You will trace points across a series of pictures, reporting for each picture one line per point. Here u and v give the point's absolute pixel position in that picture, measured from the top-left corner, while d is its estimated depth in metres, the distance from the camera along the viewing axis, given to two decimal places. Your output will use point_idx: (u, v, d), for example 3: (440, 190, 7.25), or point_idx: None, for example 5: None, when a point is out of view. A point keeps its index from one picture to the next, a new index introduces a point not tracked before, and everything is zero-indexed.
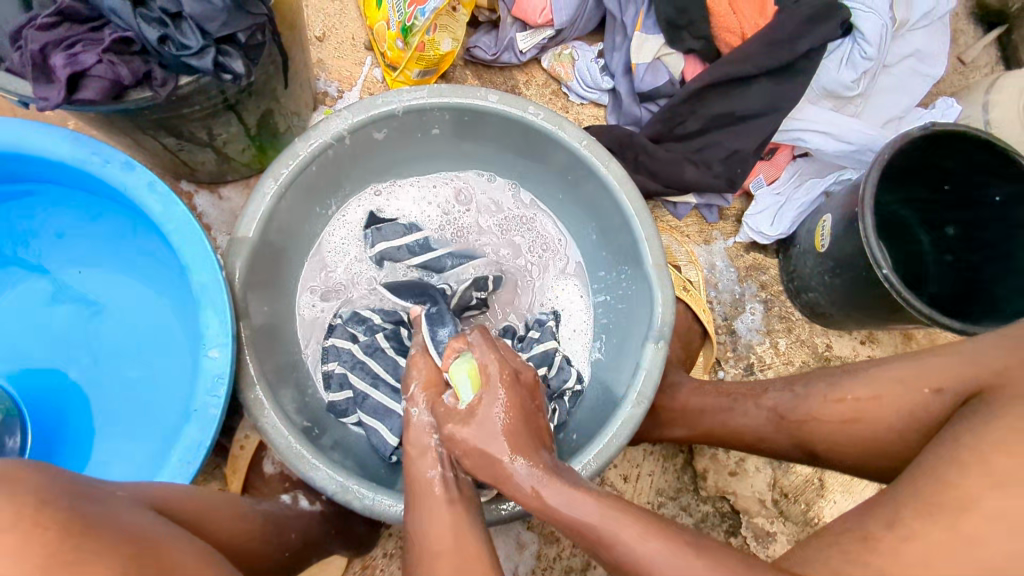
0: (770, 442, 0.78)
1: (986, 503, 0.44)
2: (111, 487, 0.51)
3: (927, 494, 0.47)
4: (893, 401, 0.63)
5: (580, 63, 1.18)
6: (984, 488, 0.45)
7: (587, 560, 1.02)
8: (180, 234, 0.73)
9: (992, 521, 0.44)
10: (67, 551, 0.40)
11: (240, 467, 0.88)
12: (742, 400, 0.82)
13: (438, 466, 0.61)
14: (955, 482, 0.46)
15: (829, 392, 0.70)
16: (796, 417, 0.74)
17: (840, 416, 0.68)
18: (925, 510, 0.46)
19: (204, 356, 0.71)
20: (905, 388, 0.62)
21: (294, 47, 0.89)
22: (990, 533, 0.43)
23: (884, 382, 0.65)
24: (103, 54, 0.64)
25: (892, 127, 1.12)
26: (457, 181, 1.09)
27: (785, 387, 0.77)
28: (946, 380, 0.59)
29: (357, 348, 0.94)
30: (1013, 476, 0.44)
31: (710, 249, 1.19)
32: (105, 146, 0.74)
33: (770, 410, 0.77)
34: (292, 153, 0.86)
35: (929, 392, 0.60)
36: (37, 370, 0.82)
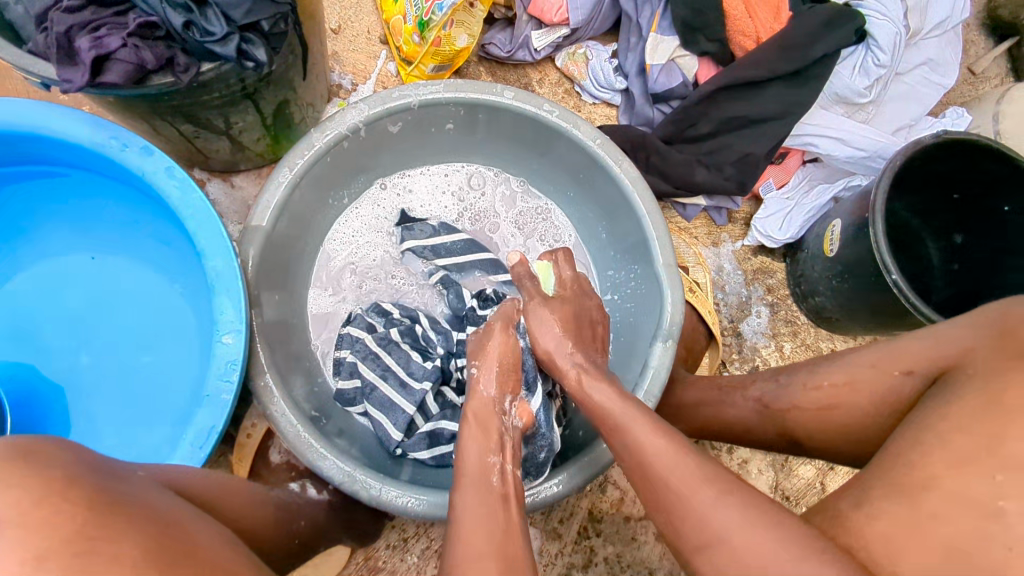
0: (757, 432, 0.79)
1: (947, 483, 0.45)
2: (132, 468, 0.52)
3: (893, 476, 0.48)
4: (867, 385, 0.64)
5: (594, 63, 1.18)
6: (947, 471, 0.45)
7: (589, 557, 1.02)
8: (197, 220, 0.73)
9: (954, 499, 0.44)
10: (91, 527, 0.40)
11: (246, 455, 0.89)
12: (731, 392, 0.82)
13: (501, 454, 0.61)
14: (916, 464, 0.47)
15: (809, 380, 0.71)
16: (780, 405, 0.74)
17: (817, 402, 0.69)
18: (892, 491, 0.47)
19: (217, 343, 0.72)
20: (875, 372, 0.63)
21: (313, 38, 0.89)
22: (946, 508, 0.44)
23: (858, 366, 0.65)
24: (127, 37, 0.64)
25: (902, 135, 1.13)
26: (466, 171, 1.10)
27: (771, 377, 0.77)
28: (916, 362, 0.60)
29: (370, 339, 0.94)
30: (971, 456, 0.45)
31: (717, 251, 1.19)
32: (123, 130, 0.75)
33: (756, 400, 0.77)
34: (308, 144, 0.86)
35: (900, 374, 0.61)
36: (47, 351, 0.83)
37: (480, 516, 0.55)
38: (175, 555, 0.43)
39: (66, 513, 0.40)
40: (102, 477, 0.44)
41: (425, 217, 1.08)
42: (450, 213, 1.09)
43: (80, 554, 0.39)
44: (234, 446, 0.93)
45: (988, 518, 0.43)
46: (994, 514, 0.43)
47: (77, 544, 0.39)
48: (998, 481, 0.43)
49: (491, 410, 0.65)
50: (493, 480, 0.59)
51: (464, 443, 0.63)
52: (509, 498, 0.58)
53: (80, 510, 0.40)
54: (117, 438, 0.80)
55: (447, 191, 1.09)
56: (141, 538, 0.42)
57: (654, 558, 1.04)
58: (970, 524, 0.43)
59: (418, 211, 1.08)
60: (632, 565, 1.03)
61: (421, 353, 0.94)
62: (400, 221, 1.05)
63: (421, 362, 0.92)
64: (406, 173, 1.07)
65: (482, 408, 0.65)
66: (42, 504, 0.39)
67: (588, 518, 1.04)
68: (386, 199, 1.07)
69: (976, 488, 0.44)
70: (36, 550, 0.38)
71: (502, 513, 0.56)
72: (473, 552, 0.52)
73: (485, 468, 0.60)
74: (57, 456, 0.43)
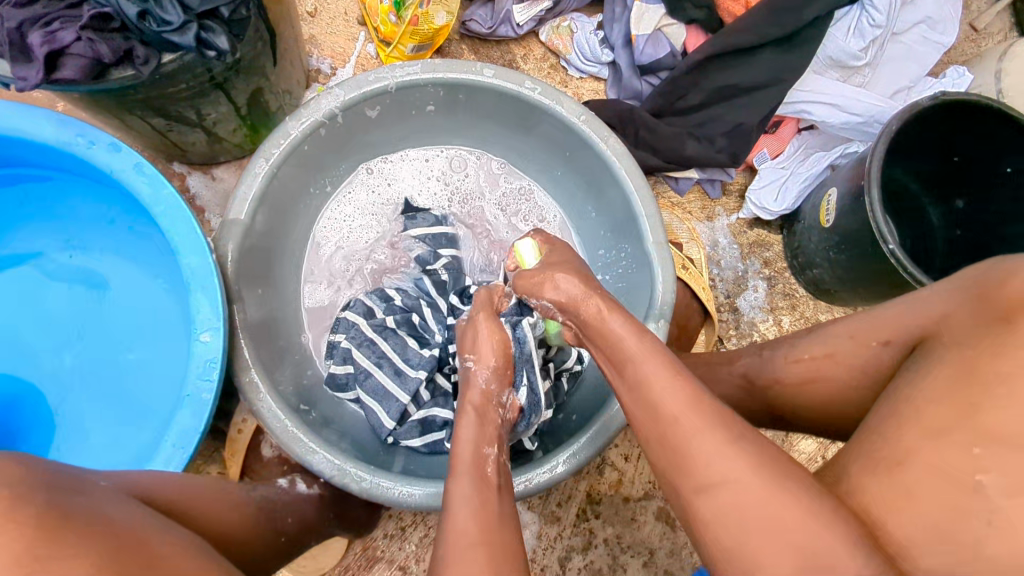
0: (744, 409, 0.77)
1: (922, 456, 0.44)
2: (95, 477, 0.51)
3: (868, 450, 0.46)
4: (846, 356, 0.62)
5: (579, 36, 1.14)
6: (922, 444, 0.44)
7: (588, 539, 1.02)
8: (169, 217, 0.72)
9: (932, 470, 0.43)
10: (41, 545, 0.39)
11: (238, 451, 0.88)
12: (717, 367, 0.80)
13: (495, 445, 0.62)
14: (888, 435, 0.46)
15: (789, 353, 0.69)
16: (763, 380, 0.72)
17: (797, 377, 0.67)
18: (878, 472, 0.45)
19: (195, 341, 0.70)
20: (855, 343, 0.61)
21: (283, 23, 0.86)
22: (924, 483, 0.43)
23: (836, 339, 0.63)
24: (81, 30, 0.62)
25: (901, 98, 1.10)
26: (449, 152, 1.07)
27: (755, 351, 0.75)
28: (895, 332, 0.57)
29: (366, 325, 0.93)
30: (947, 424, 0.44)
31: (712, 226, 1.17)
32: (89, 128, 0.73)
33: (741, 376, 0.76)
34: (283, 133, 0.84)
35: (879, 345, 0.58)
36: (30, 354, 0.82)
37: (468, 503, 0.55)
38: (131, 565, 0.42)
39: (18, 532, 0.39)
40: (64, 492, 0.44)
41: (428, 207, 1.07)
42: (439, 199, 1.07)
43: (31, 573, 0.38)
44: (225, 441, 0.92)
45: (970, 492, 0.41)
46: (972, 488, 0.41)
47: (25, 565, 0.38)
48: (976, 454, 0.42)
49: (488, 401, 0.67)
50: (487, 470, 0.59)
51: (459, 430, 0.63)
52: (501, 490, 0.58)
53: (27, 529, 0.39)
54: (104, 439, 0.80)
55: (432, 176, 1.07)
56: (97, 557, 0.41)
57: (654, 538, 1.03)
58: (940, 495, 0.42)
59: (421, 200, 1.07)
60: (632, 546, 1.02)
61: (418, 339, 0.93)
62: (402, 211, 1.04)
63: (418, 349, 0.91)
64: (389, 159, 1.05)
65: (479, 401, 0.67)
66: None
67: (586, 500, 1.03)
68: (369, 186, 1.05)
69: (950, 460, 0.43)
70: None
71: (494, 504, 0.56)
72: (453, 550, 0.51)
73: (480, 458, 0.60)
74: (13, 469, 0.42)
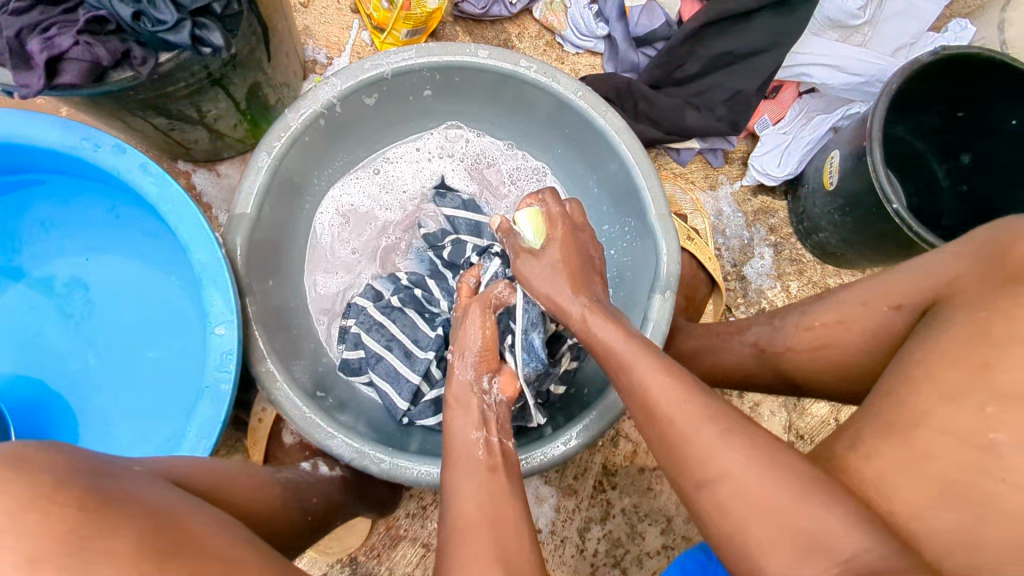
0: (755, 375, 0.78)
1: (938, 417, 0.45)
2: (128, 463, 0.52)
3: (883, 417, 0.47)
4: (858, 322, 0.62)
5: (573, 11, 1.13)
6: (935, 404, 0.45)
7: (606, 510, 1.03)
8: (176, 214, 0.73)
9: (948, 435, 0.44)
10: (81, 527, 0.41)
11: (260, 438, 0.91)
12: (727, 337, 0.81)
13: (483, 428, 0.63)
14: (903, 399, 0.47)
15: (801, 321, 0.69)
16: (775, 349, 0.72)
17: (808, 345, 0.68)
18: (890, 430, 0.46)
19: (210, 334, 0.72)
20: (868, 308, 0.61)
21: (275, 15, 0.86)
22: (938, 445, 0.44)
23: (846, 305, 0.63)
24: (78, 35, 0.62)
25: (902, 55, 1.08)
26: (445, 133, 1.06)
27: (767, 320, 0.75)
28: (906, 296, 0.57)
29: (373, 309, 0.94)
30: (962, 388, 0.45)
31: (716, 195, 1.16)
32: (95, 131, 0.74)
33: (752, 344, 0.76)
34: (283, 126, 0.85)
35: (890, 310, 0.58)
36: (53, 355, 0.84)
37: (465, 486, 0.57)
38: (167, 541, 0.44)
39: (59, 516, 0.41)
40: (96, 477, 0.45)
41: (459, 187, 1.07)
42: (456, 177, 1.07)
43: (74, 554, 0.40)
44: (247, 431, 0.95)
45: (977, 448, 0.43)
46: (984, 447, 0.43)
47: (67, 546, 0.40)
48: (989, 413, 0.43)
49: (470, 391, 0.67)
50: (477, 453, 0.61)
51: (450, 422, 0.65)
52: (492, 469, 0.59)
53: (70, 511, 0.41)
54: (131, 434, 0.82)
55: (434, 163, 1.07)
56: (136, 537, 0.42)
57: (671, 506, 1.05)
58: (959, 457, 0.43)
59: (455, 180, 1.07)
60: (649, 514, 1.04)
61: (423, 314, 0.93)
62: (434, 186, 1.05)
63: (426, 329, 0.92)
64: (392, 153, 1.06)
65: (461, 391, 0.67)
66: (34, 503, 0.40)
67: (602, 472, 1.05)
68: (373, 180, 1.05)
69: (967, 422, 0.44)
70: (29, 552, 0.39)
71: (487, 486, 0.57)
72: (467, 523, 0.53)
73: (469, 444, 0.62)
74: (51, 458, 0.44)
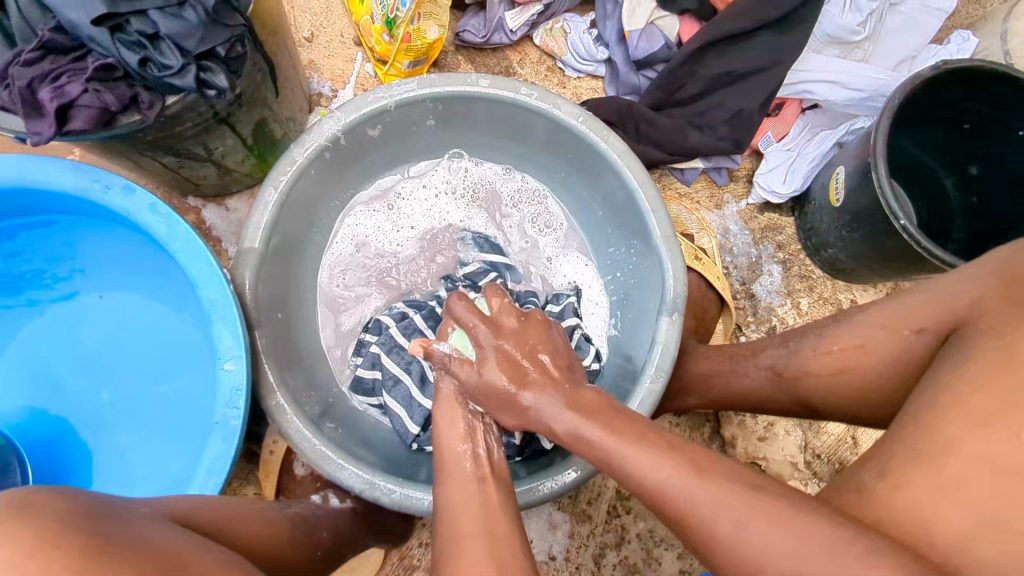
0: (767, 399, 0.77)
1: (970, 446, 0.43)
2: (135, 505, 0.53)
3: (908, 440, 0.46)
4: (879, 347, 0.62)
5: (573, 36, 1.15)
6: (953, 432, 0.44)
7: (621, 535, 1.02)
8: (186, 252, 0.74)
9: (969, 461, 0.43)
10: (88, 573, 0.41)
11: (272, 470, 0.91)
12: (743, 360, 0.80)
13: (470, 440, 0.61)
14: (930, 426, 0.45)
15: (818, 345, 0.68)
16: (793, 373, 0.72)
17: (834, 366, 0.66)
18: (901, 453, 0.45)
19: (220, 369, 0.73)
20: (889, 332, 0.61)
21: (279, 53, 0.88)
22: (972, 474, 0.42)
23: (869, 329, 0.63)
24: (87, 82, 0.64)
25: (904, 70, 1.08)
26: (440, 162, 1.07)
27: (783, 344, 0.75)
28: (926, 319, 0.57)
29: (396, 331, 0.94)
30: (991, 412, 0.43)
31: (722, 214, 1.16)
32: (104, 173, 0.76)
33: (770, 368, 0.75)
34: (289, 160, 0.86)
35: (911, 333, 0.59)
36: (69, 394, 0.85)
37: (464, 507, 0.57)
38: None
39: (60, 563, 0.41)
40: (100, 520, 0.45)
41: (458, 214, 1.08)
42: (454, 204, 1.08)
43: None
44: (258, 462, 0.96)
45: (1014, 477, 0.41)
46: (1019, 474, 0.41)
47: None
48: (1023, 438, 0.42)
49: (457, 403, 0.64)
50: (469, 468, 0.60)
51: (436, 436, 0.63)
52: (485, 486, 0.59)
53: (73, 559, 0.41)
54: (144, 470, 0.83)
55: (441, 201, 1.07)
56: None
57: None
58: (986, 485, 0.42)
59: (457, 206, 1.08)
60: (665, 539, 1.03)
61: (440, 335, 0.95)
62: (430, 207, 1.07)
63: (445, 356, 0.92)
64: (402, 188, 1.06)
65: (447, 402, 0.64)
66: (33, 553, 0.40)
67: (615, 497, 1.03)
68: (381, 215, 1.06)
69: (988, 448, 0.42)
70: None
71: (491, 516, 0.57)
72: (475, 556, 0.52)
73: (456, 459, 0.60)
74: (58, 504, 0.44)
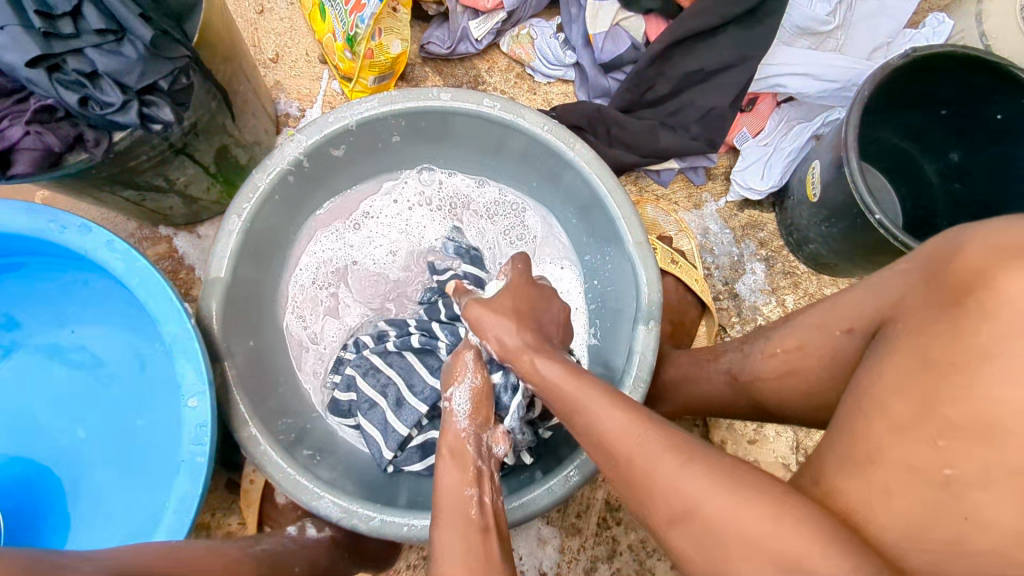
0: (740, 407, 0.75)
1: (892, 453, 0.43)
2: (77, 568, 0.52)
3: (839, 449, 0.46)
4: (815, 349, 0.61)
5: (540, 42, 1.12)
6: (891, 442, 0.43)
7: (612, 547, 1.01)
8: (145, 288, 0.74)
9: (907, 470, 0.42)
10: None
11: (254, 500, 0.90)
12: (704, 365, 0.79)
13: (476, 485, 0.60)
14: (862, 434, 0.45)
15: (763, 348, 0.68)
16: (745, 377, 0.71)
17: (778, 369, 0.66)
18: (843, 465, 0.45)
19: (184, 407, 0.72)
20: (820, 333, 0.60)
21: (236, 79, 0.87)
22: (897, 481, 0.42)
23: (805, 331, 0.62)
24: (28, 125, 0.64)
25: (880, 56, 1.06)
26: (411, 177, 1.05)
27: (738, 347, 0.74)
28: (854, 320, 0.56)
29: (372, 354, 0.93)
30: (912, 419, 0.43)
31: (701, 213, 1.14)
32: (60, 212, 0.75)
33: (727, 372, 0.74)
34: (252, 187, 0.84)
35: (841, 334, 0.58)
36: (44, 433, 0.85)
37: (455, 552, 0.55)
38: None
39: None
40: None
41: (429, 225, 1.05)
42: (426, 217, 1.05)
43: None
44: (240, 491, 0.95)
45: (939, 487, 0.41)
46: (941, 482, 0.41)
47: None
48: (940, 447, 0.41)
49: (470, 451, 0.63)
50: None
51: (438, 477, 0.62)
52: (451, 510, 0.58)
53: None
54: (121, 507, 0.82)
55: (415, 213, 1.04)
56: None
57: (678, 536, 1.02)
58: (916, 496, 0.41)
59: (428, 217, 1.05)
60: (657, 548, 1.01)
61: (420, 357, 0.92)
62: (401, 220, 1.04)
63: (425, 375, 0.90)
64: (373, 207, 1.04)
65: (454, 444, 0.64)
66: None
67: (605, 508, 1.02)
68: (352, 235, 1.03)
69: (922, 458, 0.42)
70: None
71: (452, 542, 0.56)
72: None
73: (461, 501, 0.59)
74: None
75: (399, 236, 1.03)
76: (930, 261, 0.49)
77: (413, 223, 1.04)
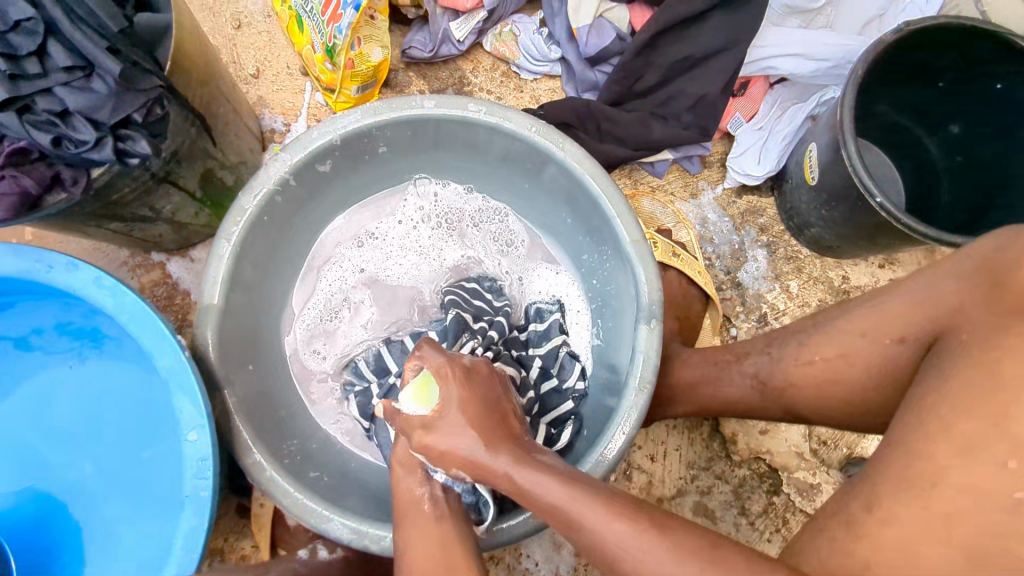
0: (762, 409, 0.75)
1: (953, 476, 0.44)
2: None
3: (895, 467, 0.47)
4: (861, 358, 0.62)
5: (523, 38, 1.11)
6: (955, 464, 0.44)
7: None
8: (136, 323, 0.73)
9: (967, 494, 0.43)
10: None
11: (265, 524, 0.90)
12: (727, 367, 0.78)
13: (428, 483, 0.63)
14: (920, 451, 0.46)
15: (798, 354, 0.68)
16: (777, 382, 0.71)
17: (816, 377, 0.66)
18: (899, 490, 0.45)
19: (185, 441, 0.71)
20: (865, 340, 0.61)
21: (215, 101, 0.85)
22: (959, 505, 0.43)
23: (844, 337, 0.63)
24: (3, 170, 0.64)
25: (874, 30, 1.03)
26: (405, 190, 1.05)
27: (763, 349, 0.73)
28: (907, 329, 0.58)
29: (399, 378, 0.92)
30: (977, 441, 0.44)
31: (699, 203, 1.11)
32: (46, 251, 0.74)
33: (753, 376, 0.74)
34: (239, 210, 0.83)
35: (891, 342, 0.59)
36: (51, 472, 0.84)
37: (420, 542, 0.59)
38: None
39: None
40: None
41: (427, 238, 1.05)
42: (421, 231, 1.05)
43: None
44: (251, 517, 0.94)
45: (1009, 510, 0.42)
46: (1012, 506, 0.42)
47: None
48: (1012, 468, 0.43)
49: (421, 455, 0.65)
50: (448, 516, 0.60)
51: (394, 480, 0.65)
52: None
53: None
54: (132, 542, 0.81)
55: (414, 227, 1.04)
56: None
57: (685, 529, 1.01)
58: (987, 520, 0.42)
59: (423, 230, 1.05)
60: None
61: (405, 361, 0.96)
62: (398, 234, 1.04)
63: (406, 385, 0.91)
64: (373, 225, 1.04)
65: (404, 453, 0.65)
66: None
67: None
68: (353, 253, 1.02)
69: (986, 478, 0.43)
70: None
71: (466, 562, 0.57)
72: None
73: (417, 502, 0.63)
74: None
75: (396, 251, 1.04)
76: (990, 284, 0.52)
77: (409, 236, 1.04)
